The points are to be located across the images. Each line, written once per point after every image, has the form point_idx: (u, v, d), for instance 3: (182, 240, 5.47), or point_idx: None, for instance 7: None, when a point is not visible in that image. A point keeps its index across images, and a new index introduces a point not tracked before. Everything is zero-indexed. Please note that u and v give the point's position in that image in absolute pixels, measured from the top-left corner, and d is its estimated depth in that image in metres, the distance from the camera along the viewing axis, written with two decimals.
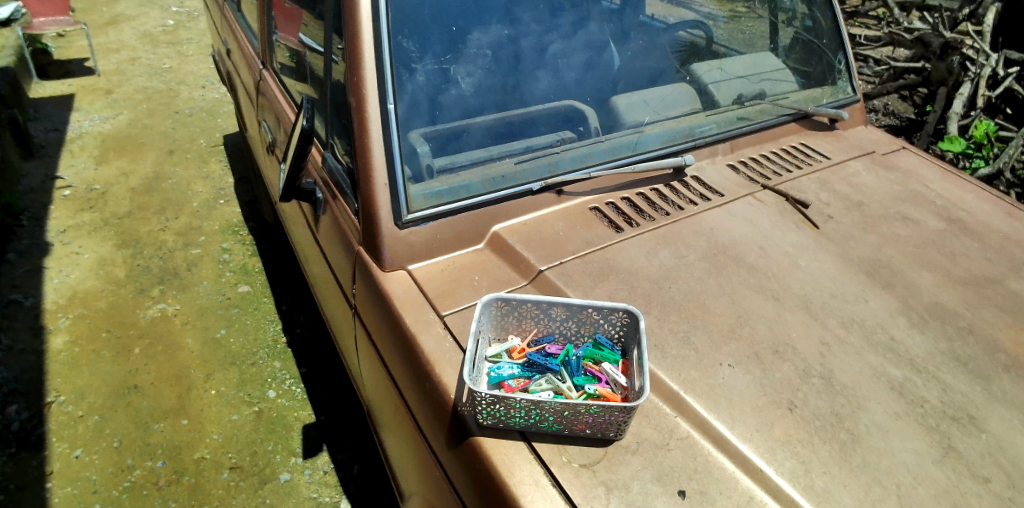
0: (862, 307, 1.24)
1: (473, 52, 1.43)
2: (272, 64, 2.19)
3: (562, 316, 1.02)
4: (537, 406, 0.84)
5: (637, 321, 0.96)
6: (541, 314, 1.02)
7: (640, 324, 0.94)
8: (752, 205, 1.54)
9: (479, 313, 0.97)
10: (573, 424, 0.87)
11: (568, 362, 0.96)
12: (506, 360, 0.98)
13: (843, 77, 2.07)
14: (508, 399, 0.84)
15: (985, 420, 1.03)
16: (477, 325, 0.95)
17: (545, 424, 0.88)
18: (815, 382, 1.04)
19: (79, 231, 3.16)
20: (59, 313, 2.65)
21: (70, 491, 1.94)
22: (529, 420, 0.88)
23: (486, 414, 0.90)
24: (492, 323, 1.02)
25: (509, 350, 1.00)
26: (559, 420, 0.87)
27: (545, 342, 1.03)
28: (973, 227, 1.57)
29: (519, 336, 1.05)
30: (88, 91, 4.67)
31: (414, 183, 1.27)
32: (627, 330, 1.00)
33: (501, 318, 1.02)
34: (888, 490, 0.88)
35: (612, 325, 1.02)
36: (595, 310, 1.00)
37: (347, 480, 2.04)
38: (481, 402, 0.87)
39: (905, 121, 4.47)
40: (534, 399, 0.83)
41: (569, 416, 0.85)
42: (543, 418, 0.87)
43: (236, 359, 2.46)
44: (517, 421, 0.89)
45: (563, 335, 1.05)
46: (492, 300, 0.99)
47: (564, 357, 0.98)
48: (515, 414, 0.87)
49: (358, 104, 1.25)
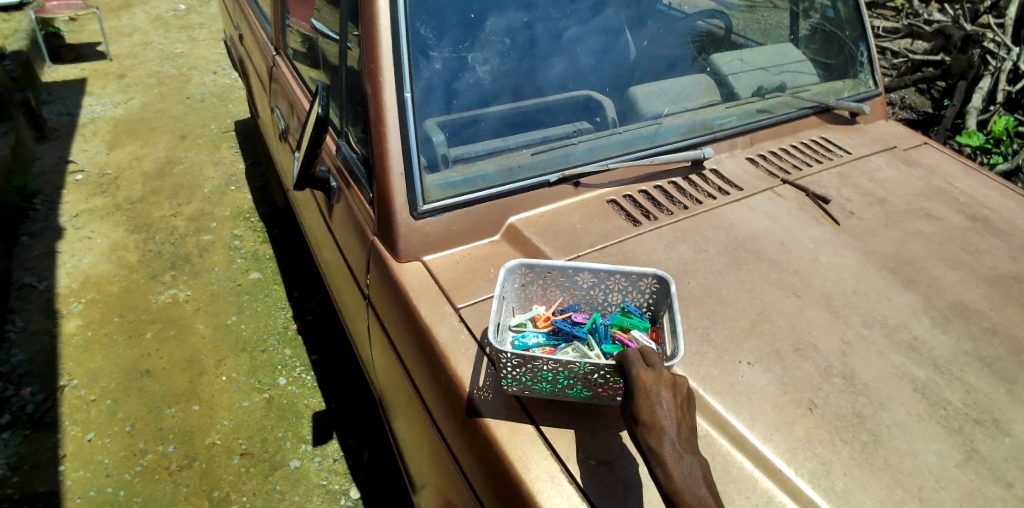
0: (883, 304, 1.22)
1: (490, 38, 1.40)
2: (285, 50, 2.17)
3: (589, 284, 1.03)
4: (566, 369, 0.83)
5: (667, 286, 0.97)
6: (566, 281, 1.03)
7: (670, 288, 0.95)
8: (772, 199, 1.51)
9: (504, 276, 0.98)
10: (602, 390, 0.87)
11: (597, 331, 0.96)
12: (530, 329, 0.98)
13: (865, 70, 2.01)
14: (535, 360, 0.83)
15: (1009, 423, 1.00)
16: (502, 289, 0.96)
17: (573, 390, 0.88)
18: (836, 381, 1.03)
19: (92, 215, 3.18)
20: (72, 297, 2.67)
21: (82, 474, 1.96)
22: (557, 386, 0.87)
23: (512, 381, 0.89)
24: (518, 290, 1.03)
25: (532, 319, 1.01)
26: (588, 385, 0.86)
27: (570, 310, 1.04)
28: (997, 225, 1.53)
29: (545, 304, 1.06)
30: (100, 75, 4.67)
31: (430, 173, 1.26)
32: (658, 300, 1.00)
33: (523, 285, 1.04)
34: (909, 492, 0.87)
35: (640, 293, 1.02)
36: (621, 277, 1.00)
37: (357, 467, 2.05)
38: (505, 365, 0.86)
39: (922, 115, 4.38)
40: (562, 360, 0.82)
41: (598, 381, 0.85)
42: (571, 383, 0.86)
43: (247, 346, 2.47)
44: (543, 387, 0.88)
45: (591, 303, 1.05)
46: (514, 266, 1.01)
47: (591, 326, 0.97)
48: (541, 377, 0.86)
49: (374, 89, 1.23)
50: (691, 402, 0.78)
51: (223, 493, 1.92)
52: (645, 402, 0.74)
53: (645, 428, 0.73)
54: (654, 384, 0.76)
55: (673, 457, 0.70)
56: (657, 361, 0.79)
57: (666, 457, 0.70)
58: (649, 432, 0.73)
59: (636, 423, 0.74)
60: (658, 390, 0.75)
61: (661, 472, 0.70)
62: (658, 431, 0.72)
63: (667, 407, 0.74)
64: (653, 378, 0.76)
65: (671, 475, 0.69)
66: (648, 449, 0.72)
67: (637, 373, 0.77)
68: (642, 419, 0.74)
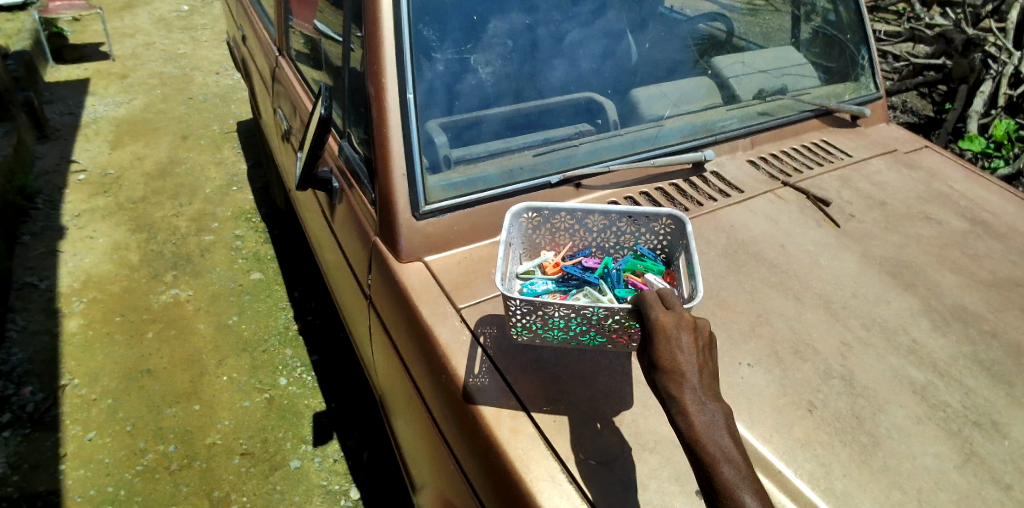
0: (882, 307, 1.22)
1: (492, 40, 1.41)
2: (288, 51, 2.18)
3: (599, 227, 1.10)
4: (579, 315, 0.85)
5: (681, 224, 1.03)
6: (577, 224, 1.10)
7: (684, 225, 1.01)
8: (772, 202, 1.52)
9: (513, 219, 1.04)
10: (615, 337, 0.90)
11: (608, 275, 1.01)
12: (539, 277, 1.02)
13: (866, 73, 2.02)
14: (546, 308, 0.86)
15: (1008, 426, 1.00)
16: (511, 231, 1.03)
17: (586, 337, 0.91)
18: (835, 383, 1.03)
19: (94, 214, 3.19)
20: (73, 296, 2.67)
21: (83, 473, 1.97)
22: (569, 333, 0.91)
23: (522, 329, 0.93)
24: (529, 234, 1.10)
25: (542, 266, 1.06)
26: (600, 331, 0.89)
27: (580, 255, 1.11)
28: (997, 229, 1.53)
29: (553, 250, 1.12)
30: (102, 75, 4.68)
31: (431, 174, 1.27)
32: (672, 238, 1.07)
33: (532, 231, 1.09)
34: (908, 494, 0.87)
35: (652, 237, 1.09)
36: (637, 217, 1.07)
37: (357, 467, 2.05)
38: (516, 313, 0.89)
39: (923, 118, 4.38)
40: (574, 306, 0.84)
41: (611, 327, 0.87)
42: (583, 329, 0.89)
43: (248, 345, 2.47)
44: (555, 335, 0.92)
45: (600, 249, 1.13)
46: (522, 211, 1.06)
47: (602, 270, 1.03)
48: (553, 324, 0.89)
49: (376, 91, 1.24)
50: (712, 348, 0.75)
51: (223, 493, 1.92)
52: (664, 347, 0.71)
53: (664, 374, 0.70)
54: (674, 329, 0.72)
55: (694, 404, 0.67)
56: (677, 305, 0.76)
57: (687, 403, 0.67)
58: (669, 378, 0.69)
59: (655, 369, 0.71)
60: (679, 335, 0.72)
61: (681, 419, 0.67)
62: (679, 377, 0.69)
63: (688, 352, 0.70)
64: (673, 322, 0.73)
65: (692, 422, 0.66)
66: (668, 395, 0.69)
67: (656, 316, 0.73)
68: (662, 365, 0.70)
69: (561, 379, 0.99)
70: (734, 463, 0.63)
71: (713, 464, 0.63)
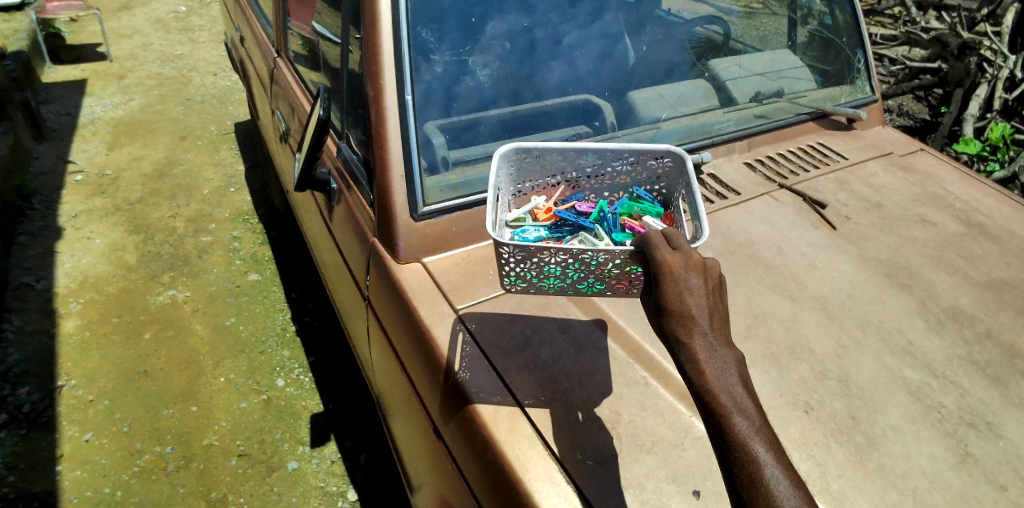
0: (878, 309, 1.23)
1: (490, 42, 1.41)
2: (286, 52, 2.18)
3: (595, 169, 1.11)
4: (576, 262, 0.82)
5: (681, 162, 1.06)
6: (573, 166, 1.10)
7: (685, 161, 1.04)
8: (769, 204, 1.53)
9: (503, 159, 1.04)
10: (616, 283, 0.85)
11: (603, 219, 1.04)
12: (530, 224, 1.07)
13: (862, 76, 2.03)
14: (540, 255, 0.82)
15: (1002, 426, 1.01)
16: (499, 172, 1.03)
17: (585, 285, 0.87)
18: (831, 384, 1.04)
19: (91, 215, 3.18)
20: (70, 297, 2.67)
21: (79, 474, 1.96)
22: (566, 280, 0.87)
23: (515, 280, 0.89)
24: (523, 174, 1.10)
25: (533, 213, 1.11)
26: (599, 278, 0.85)
27: (573, 200, 1.12)
28: (992, 231, 1.54)
29: (544, 195, 1.14)
30: (100, 75, 4.68)
31: (429, 176, 1.27)
32: (669, 178, 1.10)
33: (523, 171, 1.10)
34: (903, 493, 0.87)
35: (649, 177, 1.12)
36: (635, 156, 1.08)
37: (354, 468, 2.05)
38: (508, 262, 0.85)
39: (919, 122, 4.41)
40: (571, 253, 0.81)
41: (611, 274, 0.83)
42: (581, 276, 0.85)
43: (245, 347, 2.47)
44: (551, 283, 0.88)
45: (594, 192, 1.15)
46: (510, 152, 1.06)
47: (598, 215, 1.06)
48: (549, 271, 0.86)
49: (375, 92, 1.24)
50: (723, 289, 0.67)
51: (220, 494, 1.92)
52: (672, 289, 0.63)
53: (672, 319, 0.62)
54: (683, 270, 0.64)
55: (705, 351, 0.60)
56: (684, 244, 0.68)
57: (698, 351, 0.60)
58: (677, 323, 0.62)
59: (661, 313, 0.63)
60: (688, 276, 0.63)
61: (692, 367, 0.60)
62: (689, 321, 0.61)
63: (699, 294, 0.62)
64: (682, 263, 0.65)
65: (703, 372, 0.60)
66: (676, 342, 0.62)
67: (663, 258, 0.66)
68: (670, 308, 0.62)
69: (558, 380, 1.00)
70: (747, 415, 0.59)
71: (726, 416, 0.58)
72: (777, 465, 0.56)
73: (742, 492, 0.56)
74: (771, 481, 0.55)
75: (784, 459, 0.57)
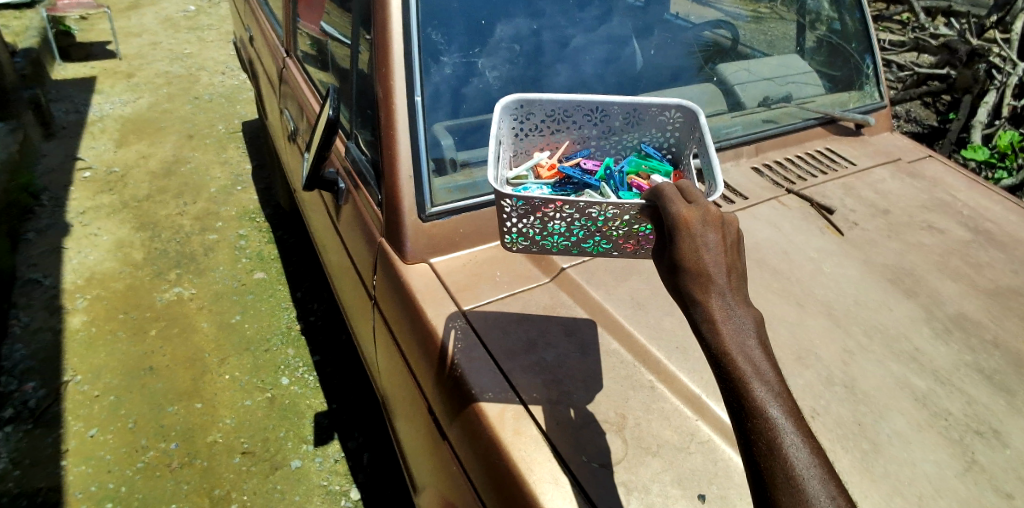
0: (884, 315, 1.22)
1: (498, 45, 1.42)
2: (295, 52, 2.19)
3: (605, 123, 1.14)
4: (585, 218, 0.84)
5: (690, 115, 1.09)
6: (584, 119, 1.13)
7: (695, 114, 1.07)
8: (775, 208, 1.52)
9: (507, 107, 1.05)
10: (622, 242, 0.88)
11: (609, 178, 1.08)
12: (533, 182, 1.08)
13: (871, 82, 2.01)
14: (546, 210, 0.84)
15: (1009, 434, 1.01)
16: (501, 118, 1.05)
17: (591, 245, 0.90)
18: (837, 390, 1.03)
19: (98, 212, 3.20)
20: (77, 293, 2.68)
21: (83, 470, 1.97)
22: (570, 240, 0.89)
23: (517, 237, 0.92)
24: (532, 126, 1.12)
25: (537, 168, 1.11)
26: (605, 236, 0.87)
27: (578, 157, 1.16)
28: (1000, 238, 1.54)
29: (548, 150, 1.15)
30: (109, 74, 4.70)
31: (437, 176, 1.27)
32: (680, 134, 1.12)
33: (531, 126, 1.11)
34: (908, 501, 0.87)
35: (659, 133, 1.15)
36: (647, 109, 1.11)
37: (357, 468, 2.06)
38: (512, 217, 0.87)
39: (927, 128, 4.38)
40: (580, 208, 0.83)
41: (618, 232, 0.86)
42: (587, 235, 0.88)
43: (250, 345, 2.48)
44: (555, 243, 0.91)
45: (600, 149, 1.18)
46: (512, 104, 1.06)
47: (603, 173, 1.10)
48: (553, 228, 0.88)
49: (384, 93, 1.25)
50: (740, 246, 0.65)
51: (223, 492, 1.93)
52: (689, 246, 0.61)
53: (688, 277, 0.60)
54: (700, 226, 0.62)
55: (722, 311, 0.59)
56: (700, 198, 0.66)
57: (714, 312, 0.59)
58: (694, 281, 0.60)
59: (677, 271, 0.61)
60: (705, 233, 0.62)
61: (708, 328, 0.59)
62: (705, 280, 0.60)
63: (717, 252, 0.61)
64: (699, 218, 0.63)
65: (720, 333, 0.58)
66: (692, 300, 0.60)
67: (679, 213, 0.64)
68: (686, 266, 0.61)
69: (563, 381, 1.00)
70: (764, 378, 0.57)
71: (744, 380, 0.57)
72: (794, 429, 0.56)
73: (758, 457, 0.55)
74: (787, 446, 0.55)
75: (800, 423, 0.56)
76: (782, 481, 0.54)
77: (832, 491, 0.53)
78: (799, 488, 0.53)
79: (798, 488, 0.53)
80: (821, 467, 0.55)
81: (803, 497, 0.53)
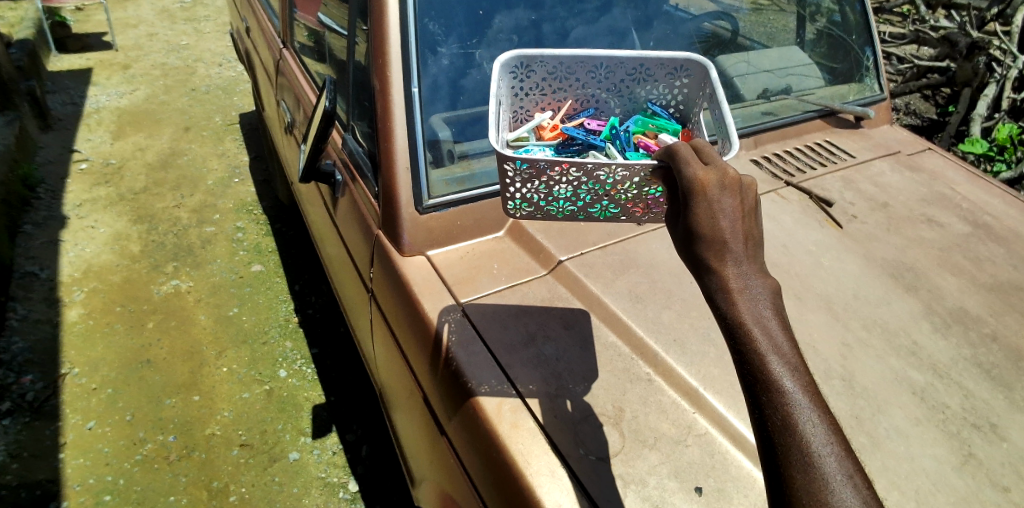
0: (884, 310, 1.22)
1: (497, 36, 1.41)
2: (291, 44, 2.18)
3: (608, 82, 1.15)
4: (592, 181, 0.84)
5: (702, 69, 1.07)
6: (587, 77, 1.13)
7: (706, 68, 1.06)
8: (774, 201, 1.52)
9: (508, 60, 1.04)
10: (632, 208, 0.90)
11: (615, 137, 1.11)
12: (534, 144, 1.09)
13: (871, 74, 2.01)
14: (552, 175, 0.83)
15: (1007, 429, 1.01)
16: (502, 73, 1.04)
17: (599, 211, 0.91)
18: (836, 383, 1.03)
19: (95, 205, 3.18)
20: (73, 285, 2.68)
21: (81, 462, 1.97)
22: (576, 205, 0.89)
23: (519, 205, 0.90)
24: (532, 83, 1.11)
25: (539, 128, 1.12)
26: (613, 201, 0.88)
27: (582, 116, 1.16)
28: (999, 232, 1.53)
29: (550, 110, 1.16)
30: (105, 65, 4.67)
31: (434, 168, 1.27)
32: (689, 91, 1.12)
33: (529, 87, 1.11)
34: (906, 495, 0.87)
35: (667, 93, 1.14)
36: (657, 66, 1.11)
37: (355, 460, 2.06)
38: (515, 183, 0.86)
39: (927, 121, 4.37)
40: (588, 171, 0.82)
41: (629, 197, 0.87)
42: (595, 200, 0.88)
43: (247, 337, 2.48)
44: (557, 209, 0.91)
45: (603, 109, 1.19)
46: (512, 62, 1.06)
47: (609, 132, 1.12)
48: (558, 194, 0.87)
49: (382, 84, 1.24)
50: (757, 211, 0.63)
51: (221, 484, 1.93)
52: (704, 212, 0.60)
53: (703, 244, 0.59)
54: (717, 190, 0.61)
55: (737, 280, 0.58)
56: (717, 161, 0.64)
57: (729, 281, 0.59)
58: (709, 248, 0.59)
59: (690, 238, 0.61)
60: (721, 197, 0.60)
61: (723, 297, 0.58)
62: (721, 248, 0.59)
63: (732, 219, 0.59)
64: (716, 182, 0.61)
65: (734, 303, 0.58)
66: (706, 268, 0.59)
67: (694, 174, 0.62)
68: (700, 232, 0.60)
69: (563, 376, 1.00)
70: (781, 352, 0.57)
71: (759, 353, 0.57)
72: (809, 405, 0.56)
73: (772, 433, 0.55)
74: (801, 420, 0.55)
75: (816, 398, 0.56)
76: (797, 459, 0.54)
77: (848, 469, 0.54)
78: (813, 465, 0.54)
79: (813, 465, 0.53)
80: (838, 444, 0.55)
81: (818, 475, 0.53)
